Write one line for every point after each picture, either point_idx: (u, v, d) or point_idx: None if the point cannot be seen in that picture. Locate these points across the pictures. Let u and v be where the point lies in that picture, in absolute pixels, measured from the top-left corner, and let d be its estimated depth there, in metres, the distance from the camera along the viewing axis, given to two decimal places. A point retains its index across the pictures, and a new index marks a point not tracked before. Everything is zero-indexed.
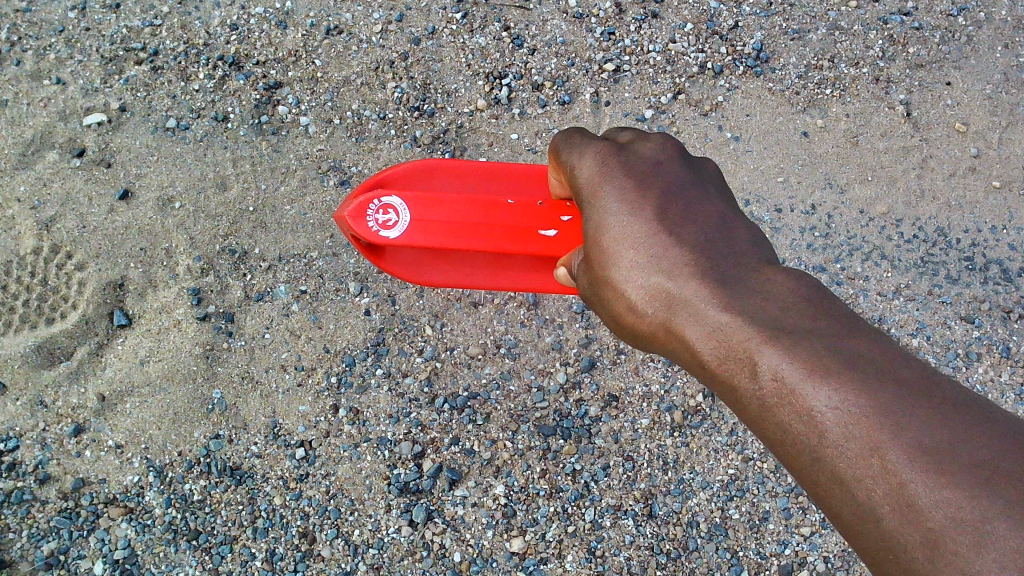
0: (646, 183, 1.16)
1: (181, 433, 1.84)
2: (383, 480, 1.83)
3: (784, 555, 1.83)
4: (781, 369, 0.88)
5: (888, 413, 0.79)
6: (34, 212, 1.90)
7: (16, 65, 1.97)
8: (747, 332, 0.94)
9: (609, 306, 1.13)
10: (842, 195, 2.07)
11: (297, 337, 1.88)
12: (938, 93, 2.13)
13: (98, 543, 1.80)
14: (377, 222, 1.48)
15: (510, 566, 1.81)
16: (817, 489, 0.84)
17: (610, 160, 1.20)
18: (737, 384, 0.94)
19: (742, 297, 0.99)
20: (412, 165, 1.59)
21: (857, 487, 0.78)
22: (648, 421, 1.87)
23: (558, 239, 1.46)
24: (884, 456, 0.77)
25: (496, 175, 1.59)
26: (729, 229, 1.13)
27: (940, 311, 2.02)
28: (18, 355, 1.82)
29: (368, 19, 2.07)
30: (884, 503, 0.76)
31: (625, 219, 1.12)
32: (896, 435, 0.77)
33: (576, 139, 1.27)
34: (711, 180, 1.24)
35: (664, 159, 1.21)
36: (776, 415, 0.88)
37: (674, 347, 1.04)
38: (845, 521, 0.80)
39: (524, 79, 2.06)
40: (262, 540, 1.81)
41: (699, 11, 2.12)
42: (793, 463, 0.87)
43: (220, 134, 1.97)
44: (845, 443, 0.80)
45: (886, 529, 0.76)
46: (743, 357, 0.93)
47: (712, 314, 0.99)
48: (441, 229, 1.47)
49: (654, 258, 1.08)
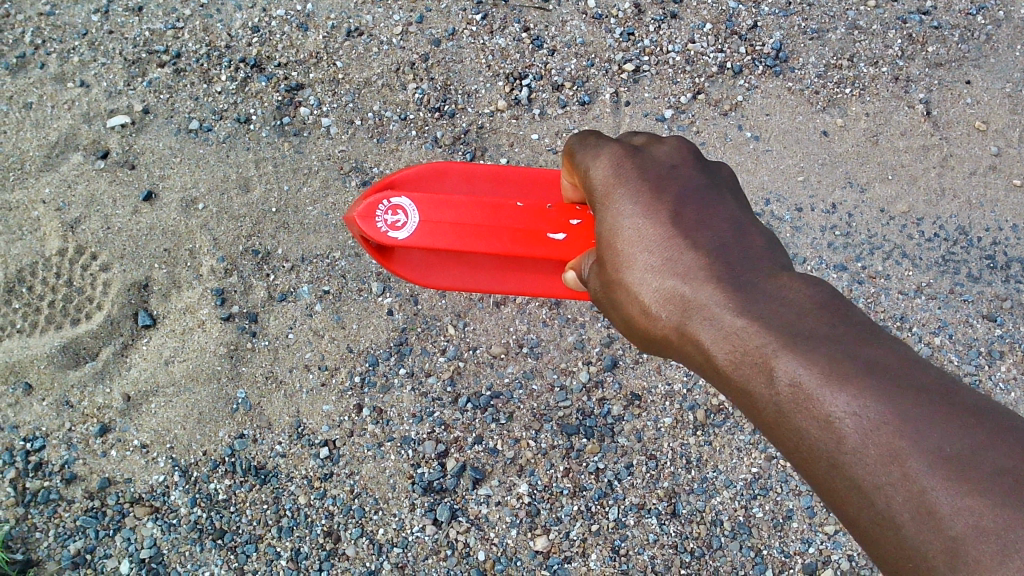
0: (659, 185, 1.09)
1: (205, 432, 1.85)
2: (406, 479, 1.84)
3: (808, 553, 1.83)
4: (801, 376, 0.82)
5: (909, 419, 0.75)
6: (58, 214, 1.91)
7: (41, 68, 1.98)
8: (763, 337, 0.87)
9: (620, 309, 1.07)
10: (862, 194, 2.07)
11: (320, 337, 1.89)
12: (957, 91, 2.13)
13: (125, 542, 1.81)
14: (386, 223, 1.47)
15: (534, 565, 1.81)
16: (834, 498, 0.79)
17: (624, 162, 1.13)
18: (752, 389, 0.88)
19: (758, 298, 0.92)
20: (422, 167, 1.60)
21: (877, 495, 0.74)
22: (671, 420, 1.87)
23: (566, 243, 1.45)
24: (904, 463, 0.73)
25: (505, 177, 1.59)
26: (743, 230, 1.05)
27: (962, 309, 2.02)
28: (44, 355, 1.83)
29: (388, 21, 2.07)
30: (904, 510, 0.72)
31: (638, 221, 1.06)
32: (916, 442, 0.73)
33: (590, 141, 1.21)
34: (729, 182, 1.17)
35: (679, 163, 1.14)
36: (793, 421, 0.82)
37: (687, 352, 0.98)
38: (864, 529, 0.76)
39: (545, 80, 2.07)
40: (287, 539, 1.81)
41: (718, 11, 2.13)
42: (810, 471, 0.82)
43: (243, 136, 1.98)
44: (864, 450, 0.76)
45: (905, 537, 0.72)
46: (760, 364, 0.86)
47: (727, 318, 0.92)
48: (449, 231, 1.46)
49: (667, 259, 1.01)
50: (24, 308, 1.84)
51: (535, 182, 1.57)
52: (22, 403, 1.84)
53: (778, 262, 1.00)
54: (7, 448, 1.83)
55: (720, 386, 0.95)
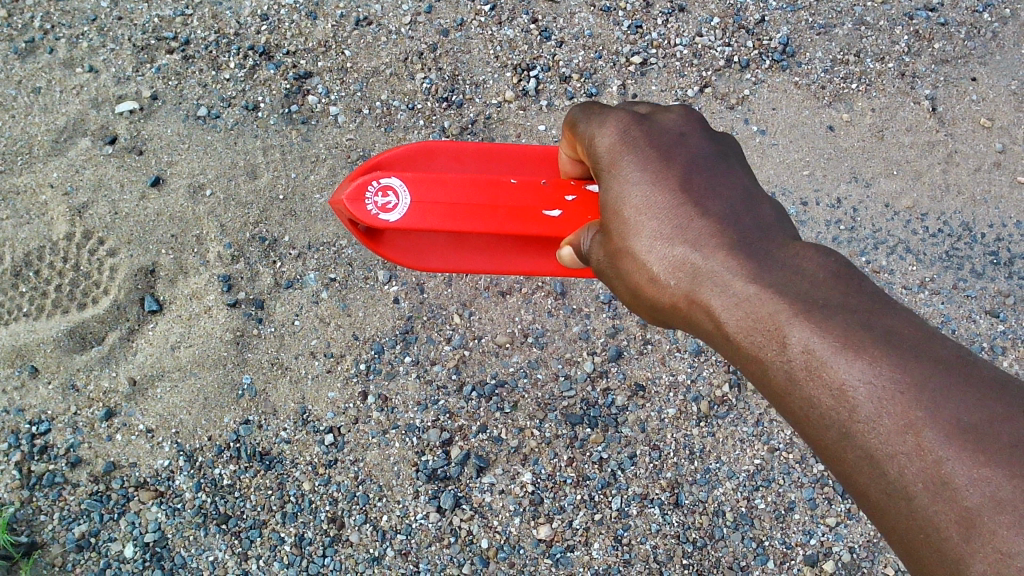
0: (667, 152, 1.08)
1: (211, 418, 1.85)
2: (411, 466, 1.84)
3: (809, 545, 1.84)
4: (814, 344, 0.82)
5: (924, 389, 0.75)
6: (66, 198, 1.91)
7: (50, 53, 1.98)
8: (777, 305, 0.87)
9: (624, 278, 1.06)
10: (867, 189, 2.07)
11: (326, 324, 1.90)
12: (963, 88, 2.14)
13: (129, 526, 1.81)
14: (377, 205, 1.40)
15: (537, 553, 1.82)
16: (842, 467, 0.80)
17: (632, 128, 1.11)
18: (763, 357, 0.87)
19: (771, 269, 0.93)
20: (409, 147, 1.53)
21: (889, 464, 0.75)
22: (675, 411, 1.89)
23: (562, 220, 1.40)
24: (919, 432, 0.73)
25: (496, 153, 1.51)
26: (754, 201, 1.04)
27: (965, 304, 2.03)
28: (50, 339, 1.83)
29: (397, 11, 2.08)
30: (917, 480, 0.73)
31: (646, 188, 1.04)
32: (934, 412, 0.74)
33: (594, 109, 1.18)
34: (736, 148, 1.15)
35: (687, 130, 1.12)
36: (804, 389, 0.82)
37: (695, 321, 0.98)
38: (872, 498, 0.76)
39: (552, 71, 2.07)
40: (291, 524, 1.82)
41: (725, 5, 2.14)
42: (817, 440, 0.82)
43: (251, 123, 1.98)
44: (878, 419, 0.76)
45: (917, 507, 0.72)
46: (773, 331, 0.86)
47: (739, 287, 0.92)
48: (442, 211, 1.39)
49: (679, 228, 1.01)
50: (31, 292, 1.84)
51: (524, 158, 1.50)
52: (29, 386, 1.84)
53: (788, 235, 1.00)
54: (13, 431, 1.84)
55: (727, 357, 0.95)
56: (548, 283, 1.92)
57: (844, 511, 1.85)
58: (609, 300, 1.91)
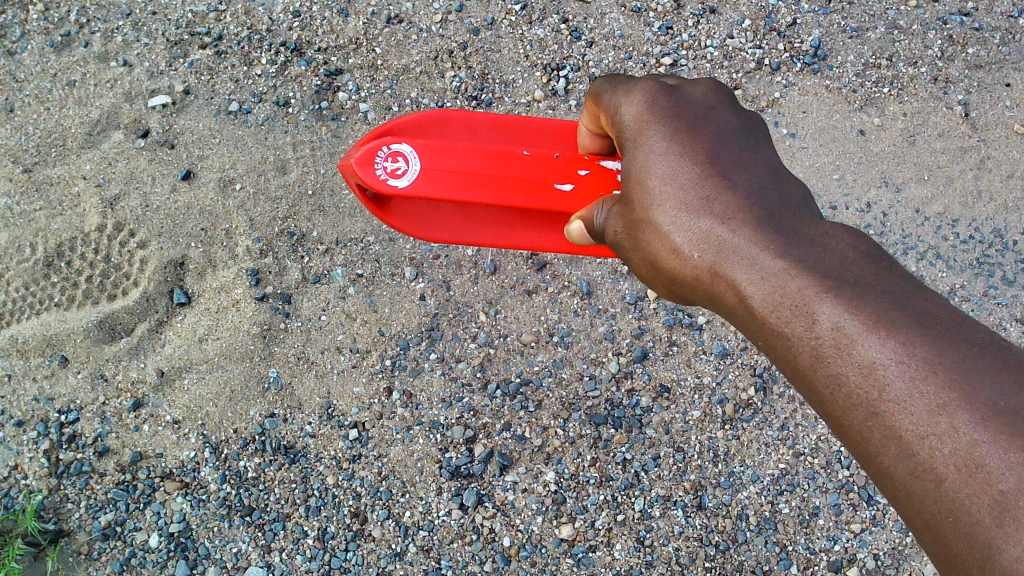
0: (696, 127, 1.08)
1: (237, 410, 1.87)
2: (434, 463, 1.85)
3: (834, 551, 1.83)
4: (844, 322, 0.82)
5: (958, 371, 0.75)
6: (99, 190, 1.93)
7: (85, 47, 2.01)
8: (806, 281, 0.87)
9: (644, 251, 1.06)
10: (897, 194, 2.06)
11: (352, 320, 1.91)
12: (997, 94, 2.12)
13: (154, 516, 1.83)
14: (386, 171, 1.39)
15: (559, 553, 1.82)
16: (864, 447, 0.79)
17: (659, 99, 1.11)
18: (789, 332, 0.87)
19: (800, 246, 0.92)
20: (421, 115, 1.51)
21: (919, 446, 0.74)
22: (700, 413, 1.88)
23: (573, 195, 1.38)
24: (953, 414, 0.73)
25: (510, 127, 1.50)
26: (782, 181, 1.04)
27: (996, 312, 2.01)
28: (80, 329, 1.85)
29: (428, 9, 2.09)
30: (948, 462, 0.72)
31: (672, 161, 1.05)
32: (967, 395, 0.73)
33: (621, 80, 1.18)
34: (763, 124, 1.15)
35: (715, 105, 1.13)
36: (831, 366, 0.82)
37: (716, 296, 0.97)
38: (897, 479, 0.76)
39: (582, 71, 2.07)
40: (314, 518, 1.83)
41: (757, 7, 2.13)
42: (838, 417, 0.82)
43: (282, 118, 2.00)
44: (909, 399, 0.76)
45: (946, 489, 0.72)
46: (800, 307, 0.86)
47: (766, 261, 0.92)
48: (451, 180, 1.38)
49: (705, 202, 1.00)
50: (62, 283, 1.86)
51: (539, 133, 1.49)
52: (58, 375, 1.86)
53: (814, 216, 1.00)
54: (42, 419, 1.86)
55: (747, 333, 0.95)
56: (574, 282, 1.92)
57: (869, 518, 1.84)
58: (636, 301, 1.91)
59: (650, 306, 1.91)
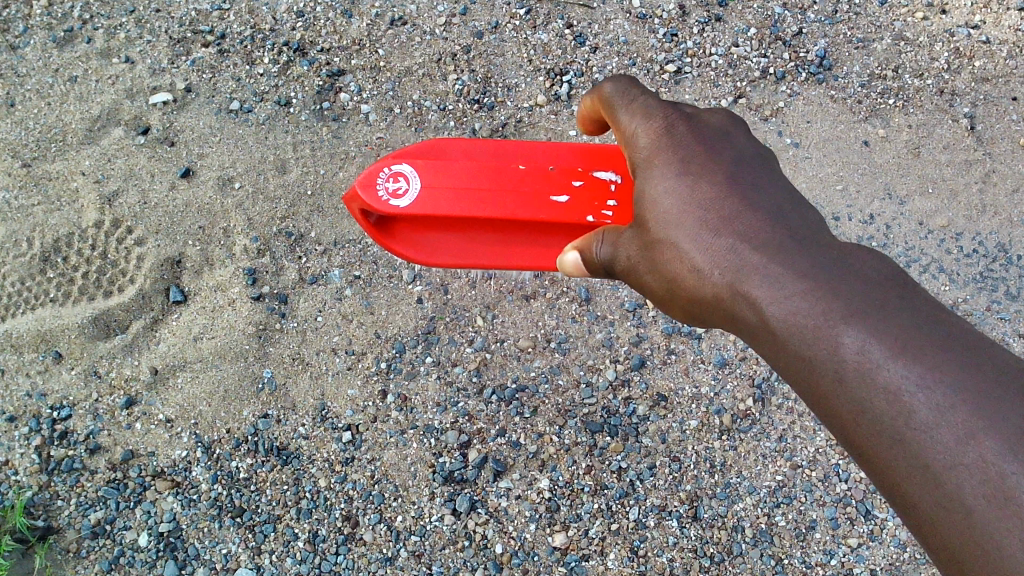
0: (710, 151, 1.05)
1: (230, 410, 1.85)
2: (428, 467, 1.82)
3: (830, 565, 1.78)
4: (869, 346, 0.80)
5: (985, 397, 0.74)
6: (97, 186, 1.94)
7: (87, 43, 2.05)
8: (830, 304, 0.85)
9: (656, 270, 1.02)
10: (901, 207, 2.03)
11: (348, 321, 1.90)
12: (1003, 107, 2.11)
13: (144, 515, 1.79)
14: (387, 191, 1.38)
15: (552, 561, 1.77)
16: (889, 476, 0.78)
17: (674, 124, 1.09)
18: (811, 356, 0.84)
19: (821, 269, 0.90)
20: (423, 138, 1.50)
21: (947, 475, 0.73)
22: (697, 423, 1.86)
23: (572, 205, 1.34)
24: (982, 443, 0.73)
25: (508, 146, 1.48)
26: (799, 202, 1.02)
27: (998, 327, 1.96)
28: (75, 325, 1.84)
29: (432, 12, 2.12)
30: (976, 495, 0.72)
31: (689, 181, 1.02)
32: (995, 425, 0.73)
33: (631, 102, 1.15)
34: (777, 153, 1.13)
35: (730, 131, 1.10)
36: (855, 392, 0.80)
37: (733, 317, 0.95)
38: (922, 510, 0.75)
39: (585, 77, 2.08)
40: (305, 521, 1.79)
41: (763, 16, 2.14)
42: (861, 446, 0.80)
43: (282, 118, 2.01)
44: (937, 427, 0.75)
45: (975, 521, 0.71)
46: (823, 331, 0.84)
47: (787, 282, 0.90)
48: (451, 196, 1.35)
49: (722, 222, 0.98)
50: (58, 278, 1.86)
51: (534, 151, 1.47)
52: (52, 371, 1.85)
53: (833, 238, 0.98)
54: (35, 415, 1.84)
55: (765, 355, 0.92)
56: (573, 289, 1.91)
57: (866, 532, 1.80)
58: (635, 309, 1.90)
59: (649, 313, 1.90)
